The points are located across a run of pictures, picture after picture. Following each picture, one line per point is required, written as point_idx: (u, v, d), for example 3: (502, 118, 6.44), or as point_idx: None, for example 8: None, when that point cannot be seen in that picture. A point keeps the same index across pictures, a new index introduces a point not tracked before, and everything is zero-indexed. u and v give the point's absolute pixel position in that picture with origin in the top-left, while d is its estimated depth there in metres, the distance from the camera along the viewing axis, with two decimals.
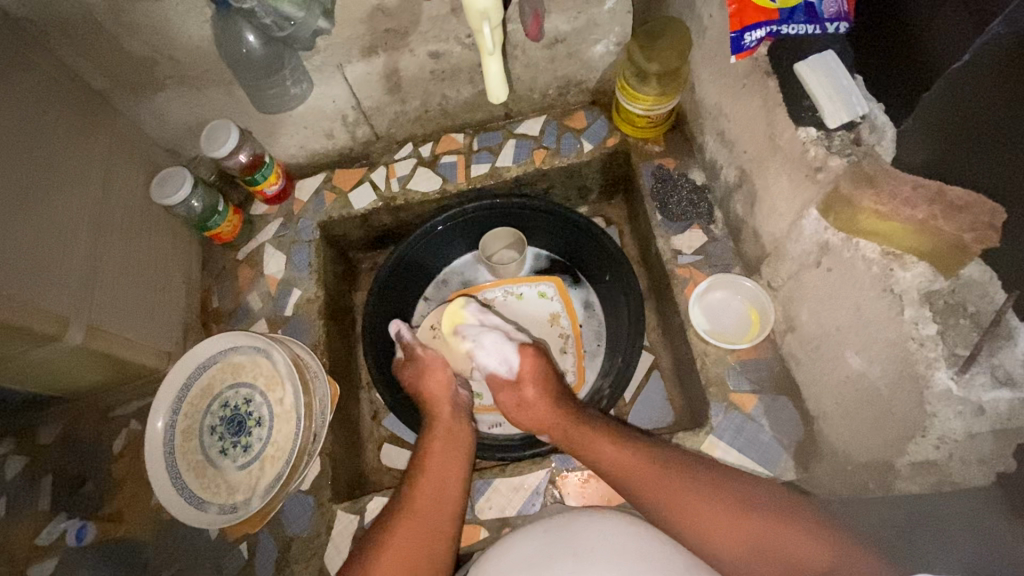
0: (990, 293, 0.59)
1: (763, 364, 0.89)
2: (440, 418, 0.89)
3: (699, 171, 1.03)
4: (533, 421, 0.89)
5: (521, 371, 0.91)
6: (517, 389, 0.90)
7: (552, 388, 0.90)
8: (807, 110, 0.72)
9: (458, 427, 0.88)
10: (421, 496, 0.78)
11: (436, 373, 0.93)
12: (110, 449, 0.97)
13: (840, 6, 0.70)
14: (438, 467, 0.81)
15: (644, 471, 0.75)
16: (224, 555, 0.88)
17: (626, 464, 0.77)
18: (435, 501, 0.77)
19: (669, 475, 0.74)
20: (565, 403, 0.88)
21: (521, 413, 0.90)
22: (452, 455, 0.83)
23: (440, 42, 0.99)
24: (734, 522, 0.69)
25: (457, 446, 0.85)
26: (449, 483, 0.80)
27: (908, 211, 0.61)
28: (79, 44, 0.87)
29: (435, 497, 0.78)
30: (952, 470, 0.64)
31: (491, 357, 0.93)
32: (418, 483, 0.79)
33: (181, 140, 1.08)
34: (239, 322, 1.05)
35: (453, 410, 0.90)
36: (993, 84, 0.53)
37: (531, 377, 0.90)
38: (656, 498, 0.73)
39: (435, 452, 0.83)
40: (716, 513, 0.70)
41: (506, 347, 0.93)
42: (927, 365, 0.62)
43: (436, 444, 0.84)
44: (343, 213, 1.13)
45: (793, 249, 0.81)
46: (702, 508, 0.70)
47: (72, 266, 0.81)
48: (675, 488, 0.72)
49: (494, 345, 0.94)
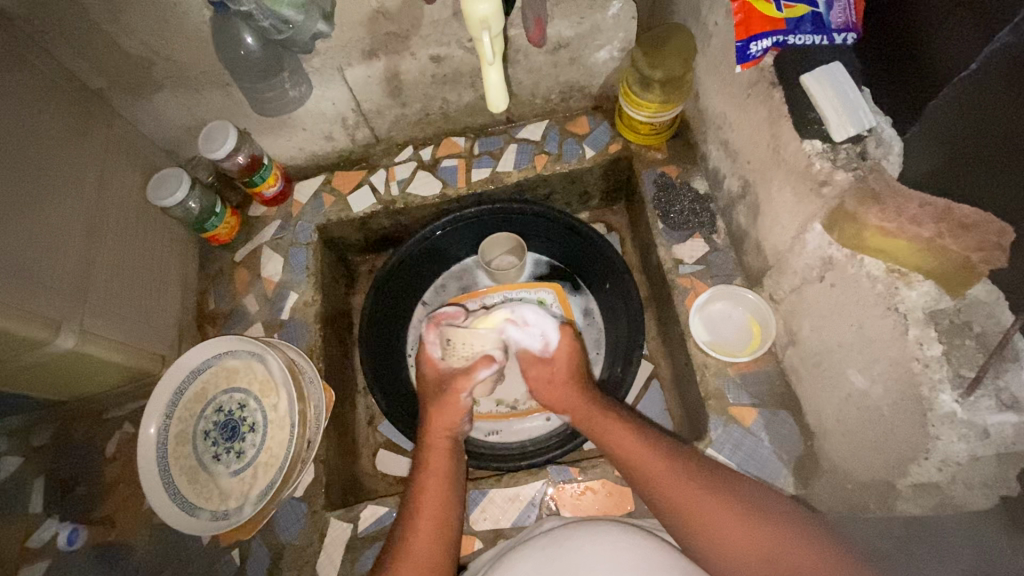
0: (997, 314, 0.58)
1: (763, 377, 0.88)
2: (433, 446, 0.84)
3: (702, 180, 1.02)
4: (565, 403, 0.87)
5: (557, 347, 0.90)
6: (550, 366, 0.90)
7: (581, 360, 0.91)
8: (813, 124, 0.70)
9: (453, 455, 0.84)
10: (421, 533, 0.74)
11: (442, 397, 0.89)
12: (102, 451, 0.95)
13: (848, 17, 0.69)
14: (436, 499, 0.78)
15: (659, 465, 0.73)
16: (215, 562, 0.87)
17: (642, 457, 0.75)
18: (434, 535, 0.74)
19: (673, 471, 0.72)
20: (592, 393, 0.86)
21: (555, 391, 0.88)
22: (449, 489, 0.79)
23: (442, 46, 0.98)
24: (738, 525, 0.66)
25: (454, 479, 0.81)
26: (446, 518, 0.76)
27: (914, 229, 0.59)
28: (75, 44, 0.86)
29: (434, 533, 0.75)
30: (954, 493, 0.62)
31: (529, 330, 0.93)
32: (417, 520, 0.76)
33: (179, 140, 1.07)
34: (235, 325, 1.04)
35: (450, 436, 0.86)
36: (996, 95, 0.52)
37: (567, 356, 0.90)
38: (664, 496, 0.71)
39: (431, 482, 0.80)
40: (719, 512, 0.67)
41: (545, 321, 0.93)
42: (931, 388, 0.60)
43: (429, 476, 0.80)
44: (341, 216, 1.12)
45: (796, 263, 0.80)
46: (711, 507, 0.68)
47: (65, 269, 0.80)
48: (675, 486, 0.71)
49: (533, 318, 0.93)
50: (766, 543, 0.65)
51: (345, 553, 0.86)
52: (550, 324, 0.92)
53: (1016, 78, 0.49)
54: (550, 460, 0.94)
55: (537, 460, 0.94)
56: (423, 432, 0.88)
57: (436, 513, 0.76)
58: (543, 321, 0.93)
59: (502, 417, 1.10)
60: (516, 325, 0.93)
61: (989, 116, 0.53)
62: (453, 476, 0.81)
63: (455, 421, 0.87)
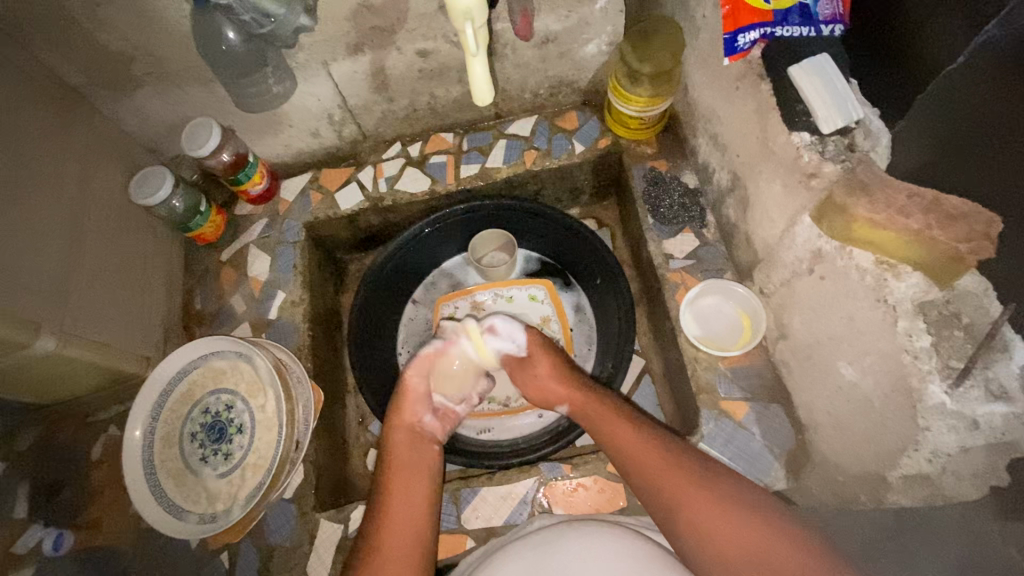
0: (985, 305, 0.57)
1: (754, 371, 0.87)
2: (396, 445, 0.84)
3: (691, 174, 1.02)
4: (555, 396, 0.88)
5: (529, 346, 0.92)
6: (530, 364, 0.91)
7: (559, 351, 0.93)
8: (801, 116, 0.70)
9: (417, 452, 0.84)
10: (391, 526, 0.73)
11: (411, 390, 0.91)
12: (87, 455, 0.93)
13: (836, 7, 0.69)
14: (404, 494, 0.77)
15: (650, 457, 0.73)
16: (203, 565, 0.86)
17: (634, 448, 0.75)
18: (406, 530, 0.73)
19: (666, 461, 0.72)
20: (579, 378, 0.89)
21: (540, 386, 0.90)
22: (417, 486, 0.79)
23: (428, 40, 0.97)
24: (725, 517, 0.65)
25: (424, 473, 0.81)
26: (419, 510, 0.76)
27: (903, 221, 0.59)
28: (53, 41, 0.85)
29: (405, 526, 0.73)
30: (944, 484, 0.62)
31: (501, 339, 0.94)
32: (385, 517, 0.75)
33: (162, 137, 1.06)
34: (221, 325, 1.02)
35: (412, 433, 0.87)
36: (985, 85, 0.51)
37: (542, 351, 0.91)
38: (656, 485, 0.71)
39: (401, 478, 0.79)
40: (715, 509, 0.66)
41: (512, 326, 0.94)
42: (921, 378, 0.60)
43: (398, 475, 0.80)
44: (329, 214, 1.11)
45: (786, 256, 0.79)
46: (700, 498, 0.67)
47: (44, 269, 0.78)
48: (670, 477, 0.70)
49: (503, 328, 0.94)
50: (758, 541, 0.62)
51: (336, 554, 0.85)
52: (519, 327, 0.94)
53: (1006, 71, 0.49)
54: (542, 457, 0.94)
55: (529, 457, 0.94)
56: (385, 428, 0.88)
57: (410, 513, 0.75)
58: (511, 325, 0.94)
59: (494, 414, 1.09)
60: (491, 340, 0.94)
61: (979, 111, 0.53)
62: (419, 471, 0.81)
63: (418, 412, 0.89)
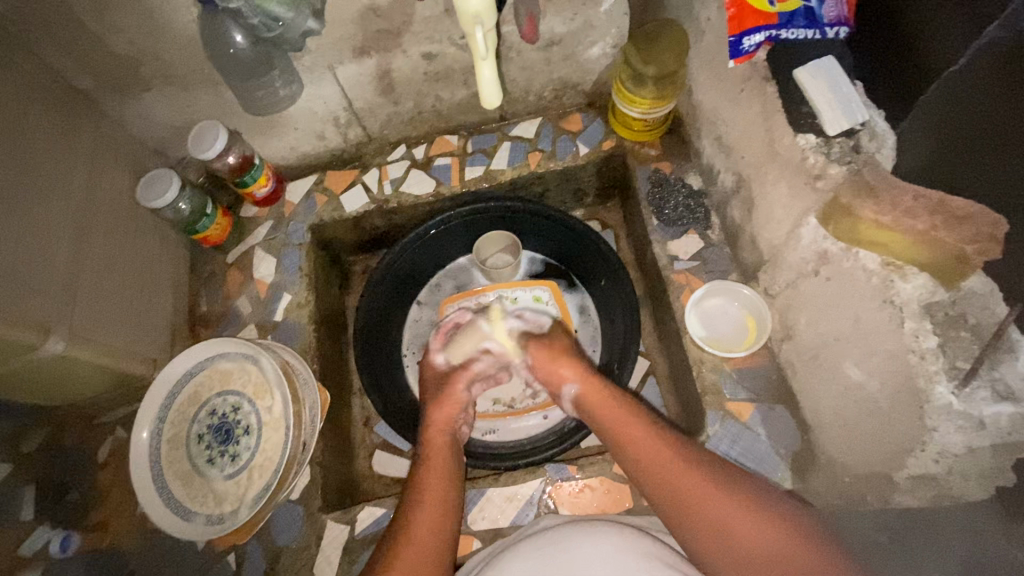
0: (991, 306, 0.56)
1: (760, 372, 0.88)
2: (432, 444, 0.84)
3: (696, 176, 1.02)
4: (561, 373, 0.87)
5: (552, 329, 0.97)
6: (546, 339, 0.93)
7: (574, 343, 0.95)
8: (806, 118, 0.71)
9: (450, 450, 0.84)
10: (419, 525, 0.73)
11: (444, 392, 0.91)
12: (92, 457, 0.94)
13: (841, 10, 0.68)
14: (436, 490, 0.77)
15: (659, 454, 0.72)
16: (211, 566, 0.86)
17: (648, 445, 0.73)
18: (433, 526, 0.73)
19: (675, 459, 0.70)
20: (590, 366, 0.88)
21: (548, 364, 0.88)
22: (450, 484, 0.78)
23: (434, 43, 0.97)
24: (736, 513, 0.64)
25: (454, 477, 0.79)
26: (448, 511, 0.75)
27: (909, 222, 0.60)
28: (61, 44, 0.85)
29: (435, 524, 0.73)
30: (952, 485, 0.63)
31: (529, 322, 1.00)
32: (414, 514, 0.74)
33: (169, 139, 1.06)
34: (228, 326, 1.03)
35: (447, 434, 0.86)
36: (985, 87, 0.52)
37: (561, 334, 0.95)
38: (664, 484, 0.69)
39: (433, 481, 0.78)
40: (722, 502, 0.65)
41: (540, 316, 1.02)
42: (927, 379, 0.61)
43: (431, 472, 0.79)
44: (334, 216, 1.11)
45: (791, 257, 0.80)
46: (706, 497, 0.66)
47: (53, 272, 0.79)
48: (680, 475, 0.69)
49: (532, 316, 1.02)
50: (767, 537, 0.62)
51: (343, 556, 0.85)
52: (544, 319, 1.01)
53: (1005, 73, 0.50)
54: (547, 458, 0.94)
55: (535, 459, 0.94)
56: (421, 430, 0.88)
57: (438, 510, 0.75)
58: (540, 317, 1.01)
59: (499, 415, 1.09)
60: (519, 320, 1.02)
61: (980, 114, 0.53)
62: (451, 470, 0.80)
63: (456, 420, 0.89)
